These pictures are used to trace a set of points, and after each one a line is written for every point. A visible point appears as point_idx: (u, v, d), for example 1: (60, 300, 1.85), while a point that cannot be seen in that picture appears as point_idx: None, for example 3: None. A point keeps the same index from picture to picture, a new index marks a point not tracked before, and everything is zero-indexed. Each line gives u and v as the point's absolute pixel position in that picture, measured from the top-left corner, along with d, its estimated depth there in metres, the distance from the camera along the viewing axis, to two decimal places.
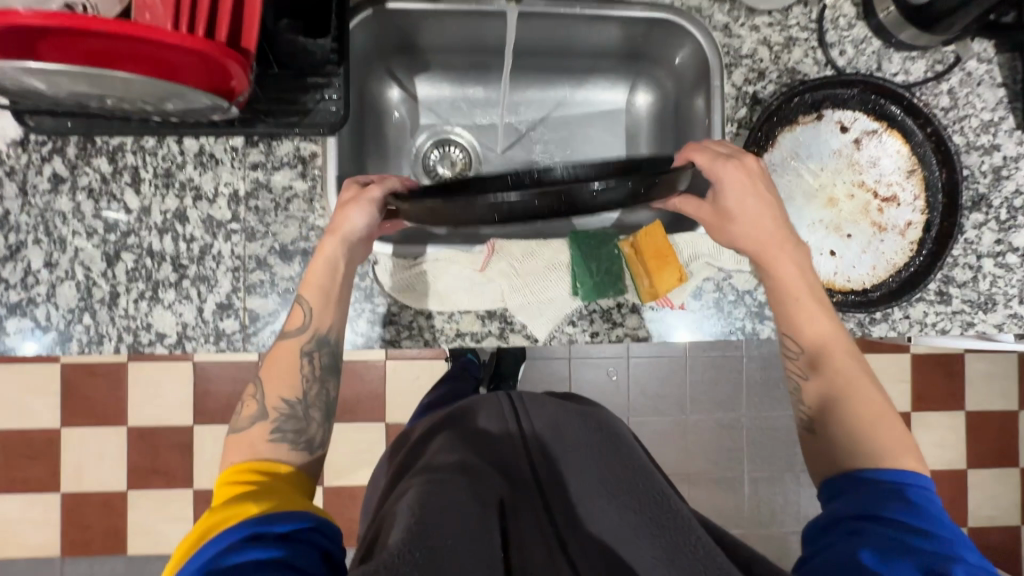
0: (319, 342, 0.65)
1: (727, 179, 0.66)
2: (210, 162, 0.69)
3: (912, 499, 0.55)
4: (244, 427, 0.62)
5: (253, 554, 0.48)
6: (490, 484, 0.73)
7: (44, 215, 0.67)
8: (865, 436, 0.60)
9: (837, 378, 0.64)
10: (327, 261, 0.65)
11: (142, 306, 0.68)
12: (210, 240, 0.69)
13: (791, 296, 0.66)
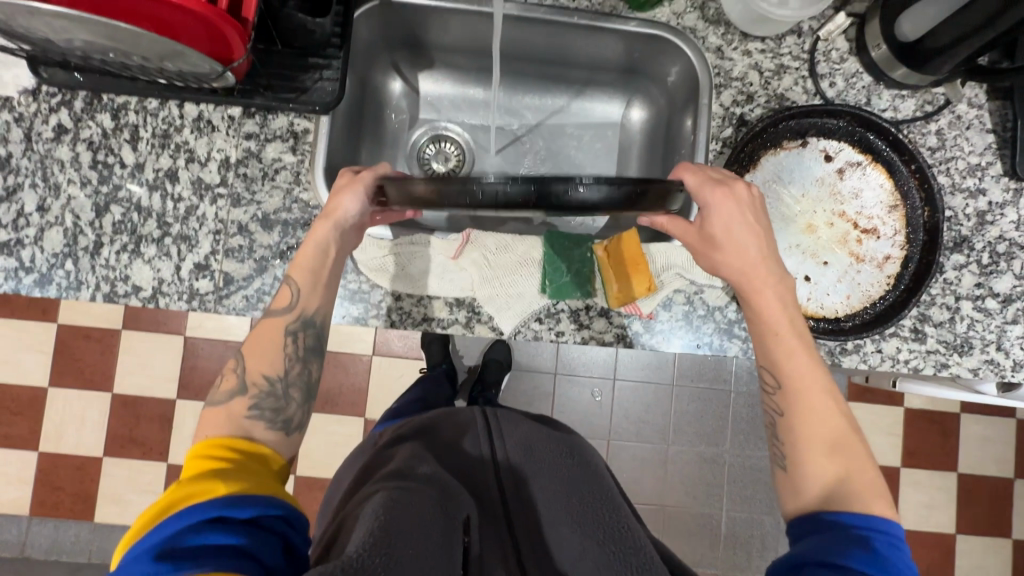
0: (305, 323, 0.67)
1: (714, 204, 0.63)
2: (207, 128, 0.72)
3: (884, 551, 0.52)
4: (222, 400, 0.62)
5: (218, 539, 0.49)
6: (462, 494, 0.69)
7: (43, 161, 0.70)
8: (840, 480, 0.58)
9: (813, 414, 0.61)
10: (319, 241, 0.66)
11: (123, 258, 0.70)
12: (197, 202, 0.71)
13: (772, 330, 0.63)
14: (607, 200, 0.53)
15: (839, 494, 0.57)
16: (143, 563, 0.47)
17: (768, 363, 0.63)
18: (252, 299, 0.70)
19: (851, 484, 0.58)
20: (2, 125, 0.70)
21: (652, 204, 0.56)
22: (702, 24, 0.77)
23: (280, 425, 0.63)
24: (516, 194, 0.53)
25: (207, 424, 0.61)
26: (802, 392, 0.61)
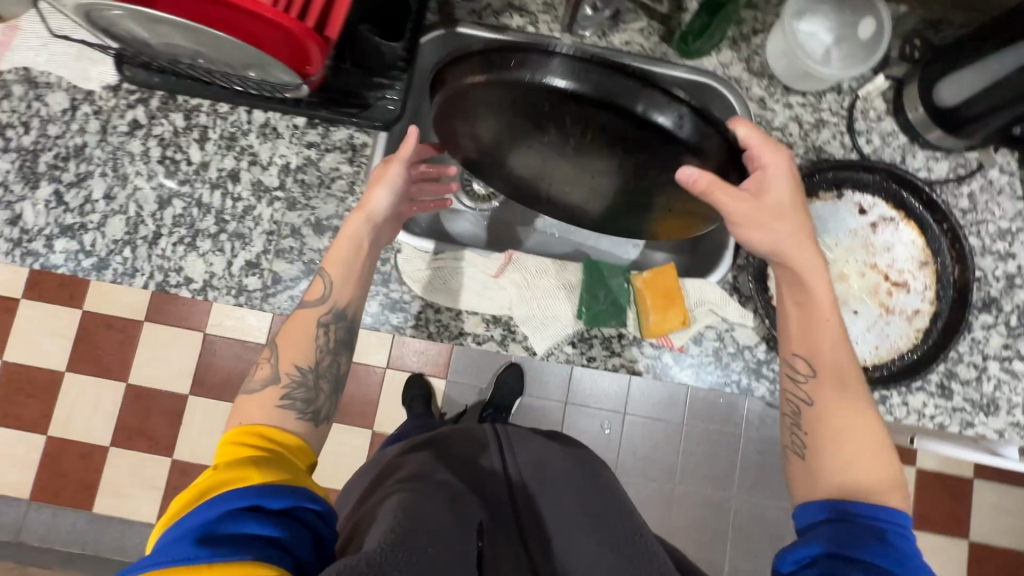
0: (337, 315, 0.68)
1: (773, 168, 0.60)
2: (272, 134, 0.75)
3: (898, 545, 0.52)
4: (256, 389, 0.63)
5: (253, 528, 0.50)
6: (469, 502, 0.69)
7: (115, 153, 0.74)
8: (859, 471, 0.57)
9: (841, 405, 0.60)
10: (356, 231, 0.68)
11: (179, 250, 0.73)
12: (254, 202, 0.74)
13: (818, 319, 0.63)
14: (670, 125, 0.49)
15: (856, 485, 0.56)
16: (180, 547, 0.47)
17: (803, 350, 0.63)
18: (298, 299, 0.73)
19: (869, 478, 0.57)
20: (81, 116, 0.74)
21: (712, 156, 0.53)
22: (747, 76, 0.81)
23: (316, 424, 0.64)
24: (591, 86, 0.48)
25: (246, 411, 0.61)
26: (833, 382, 0.61)
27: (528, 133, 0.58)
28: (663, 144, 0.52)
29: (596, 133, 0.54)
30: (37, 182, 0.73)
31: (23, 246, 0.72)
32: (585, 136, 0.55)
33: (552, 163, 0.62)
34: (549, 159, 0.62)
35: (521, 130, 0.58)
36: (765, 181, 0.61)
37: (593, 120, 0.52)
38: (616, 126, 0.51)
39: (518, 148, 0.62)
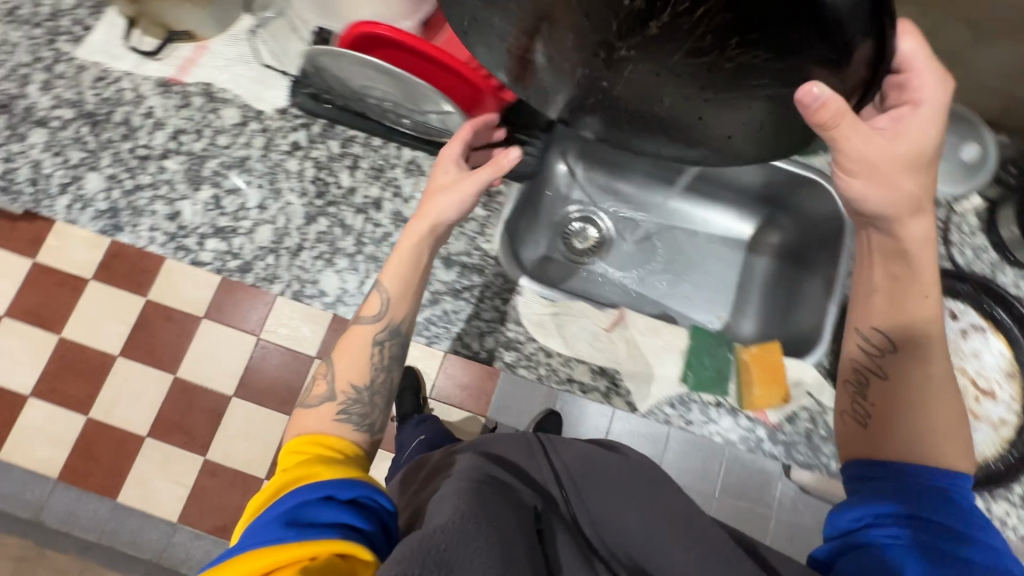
0: (392, 333, 0.65)
1: (924, 106, 0.52)
2: (417, 171, 0.82)
3: (958, 500, 0.47)
4: (314, 404, 0.61)
5: (327, 513, 0.47)
6: (520, 485, 0.58)
7: (273, 169, 0.81)
8: (932, 441, 0.50)
9: (922, 380, 0.52)
10: (414, 247, 0.66)
11: (318, 264, 0.78)
12: (393, 230, 0.80)
13: (915, 296, 0.54)
14: (839, 5, 0.36)
15: (914, 450, 0.50)
16: (267, 529, 0.46)
17: (884, 323, 0.55)
18: (420, 326, 0.77)
19: (946, 449, 0.50)
20: (250, 132, 0.82)
21: (856, 71, 0.41)
22: None
23: (375, 433, 0.61)
24: None
25: (306, 420, 0.61)
26: (917, 356, 0.53)
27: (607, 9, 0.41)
28: (801, 40, 0.39)
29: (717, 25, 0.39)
30: (200, 184, 0.79)
31: (178, 240, 0.78)
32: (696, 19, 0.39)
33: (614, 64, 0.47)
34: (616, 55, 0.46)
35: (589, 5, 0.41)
36: (902, 117, 0.53)
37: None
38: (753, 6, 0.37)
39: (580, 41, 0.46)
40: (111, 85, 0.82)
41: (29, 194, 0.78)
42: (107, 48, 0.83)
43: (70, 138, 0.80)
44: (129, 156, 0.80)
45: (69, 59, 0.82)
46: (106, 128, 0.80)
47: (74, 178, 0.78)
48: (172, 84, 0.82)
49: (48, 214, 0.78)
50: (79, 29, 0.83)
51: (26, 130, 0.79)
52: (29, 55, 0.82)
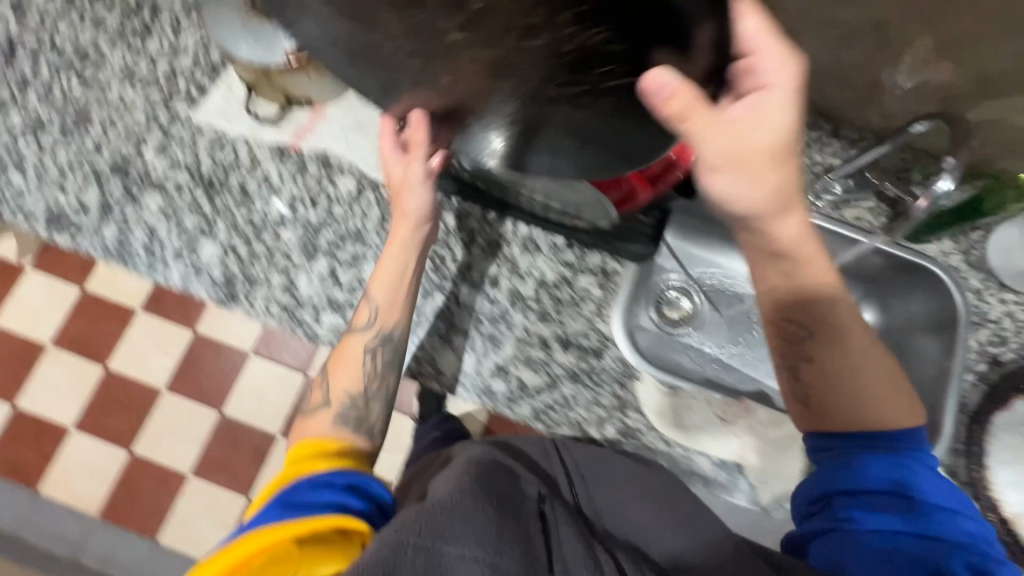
0: (383, 339, 0.71)
1: (769, 93, 0.49)
2: (533, 248, 0.80)
3: (897, 466, 0.59)
4: (312, 412, 0.70)
5: (326, 493, 0.58)
6: (526, 477, 0.66)
7: (389, 241, 0.79)
8: (869, 410, 0.61)
9: (839, 364, 0.62)
10: (396, 257, 0.70)
11: (435, 343, 0.76)
12: (510, 308, 0.78)
13: (806, 277, 0.61)
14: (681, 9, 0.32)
15: (851, 419, 0.62)
16: (273, 507, 0.57)
17: (792, 311, 0.63)
18: (539, 411, 0.76)
19: (883, 416, 0.61)
20: (364, 202, 0.80)
21: (704, 58, 0.35)
22: (965, 267, 0.86)
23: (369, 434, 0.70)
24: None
25: (308, 430, 0.69)
26: (833, 341, 0.62)
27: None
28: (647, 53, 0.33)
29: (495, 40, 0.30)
30: (315, 254, 0.78)
31: (294, 313, 0.76)
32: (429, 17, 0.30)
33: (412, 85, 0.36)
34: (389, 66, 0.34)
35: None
36: (762, 101, 0.49)
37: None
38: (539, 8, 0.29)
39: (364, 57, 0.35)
40: (227, 149, 0.81)
41: (144, 260, 0.76)
42: (223, 111, 0.82)
43: (185, 203, 0.78)
44: (244, 223, 0.79)
45: (185, 121, 0.81)
46: (222, 193, 0.79)
47: (189, 244, 0.77)
48: (289, 150, 0.81)
49: (163, 281, 0.76)
50: (195, 91, 0.83)
51: (141, 193, 0.78)
52: (145, 116, 0.81)
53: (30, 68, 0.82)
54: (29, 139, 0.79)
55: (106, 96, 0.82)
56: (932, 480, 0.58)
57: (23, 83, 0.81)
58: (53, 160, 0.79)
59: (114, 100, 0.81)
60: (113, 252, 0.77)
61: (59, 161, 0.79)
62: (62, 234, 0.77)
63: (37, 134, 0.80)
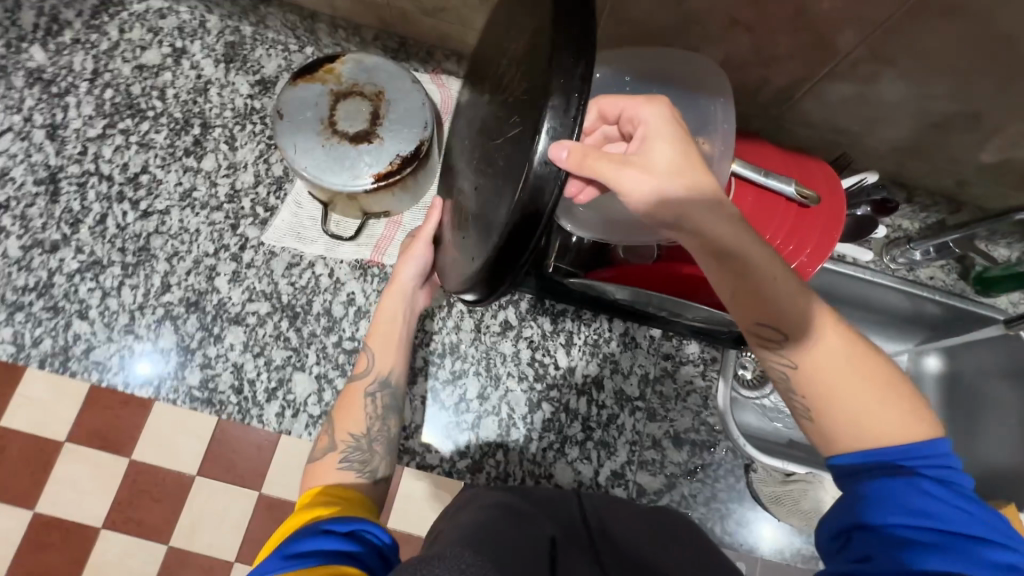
0: (383, 384, 0.63)
1: (652, 124, 0.51)
2: (631, 343, 0.80)
3: (925, 490, 0.43)
4: (320, 456, 0.57)
5: (323, 540, 0.44)
6: (539, 517, 0.58)
7: (488, 353, 0.77)
8: (870, 418, 0.45)
9: (844, 388, 0.46)
10: (392, 312, 0.67)
11: (549, 455, 0.75)
12: (617, 410, 0.77)
13: (765, 278, 0.48)
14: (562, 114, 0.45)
15: (863, 431, 0.45)
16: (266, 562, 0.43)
17: (768, 316, 0.48)
18: None
19: (881, 428, 0.45)
20: (457, 313, 0.78)
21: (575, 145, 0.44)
22: None
23: (377, 483, 0.57)
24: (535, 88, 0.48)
25: (316, 480, 0.55)
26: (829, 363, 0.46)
27: (505, 53, 0.58)
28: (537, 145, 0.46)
29: (518, 88, 0.52)
30: (415, 377, 0.76)
31: (402, 442, 0.74)
32: (512, 75, 0.55)
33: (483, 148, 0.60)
34: (489, 108, 0.59)
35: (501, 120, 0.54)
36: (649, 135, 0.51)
37: (541, 29, 0.50)
38: (537, 58, 0.49)
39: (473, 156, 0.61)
40: (306, 272, 0.77)
41: (234, 404, 0.72)
42: (296, 231, 0.77)
43: (270, 336, 0.74)
44: (335, 349, 0.75)
45: (256, 245, 0.77)
46: (308, 320, 0.75)
47: (281, 380, 0.73)
48: (369, 265, 0.78)
49: (258, 424, 0.72)
50: (262, 211, 0.78)
51: (221, 329, 0.73)
52: (212, 243, 0.76)
53: (79, 202, 0.76)
54: (88, 282, 0.73)
55: (166, 224, 0.76)
56: (951, 507, 0.43)
57: (73, 219, 0.75)
58: (120, 303, 0.73)
59: (175, 229, 0.76)
60: (200, 398, 0.72)
61: (126, 304, 0.73)
62: (143, 386, 0.71)
63: (98, 276, 0.73)
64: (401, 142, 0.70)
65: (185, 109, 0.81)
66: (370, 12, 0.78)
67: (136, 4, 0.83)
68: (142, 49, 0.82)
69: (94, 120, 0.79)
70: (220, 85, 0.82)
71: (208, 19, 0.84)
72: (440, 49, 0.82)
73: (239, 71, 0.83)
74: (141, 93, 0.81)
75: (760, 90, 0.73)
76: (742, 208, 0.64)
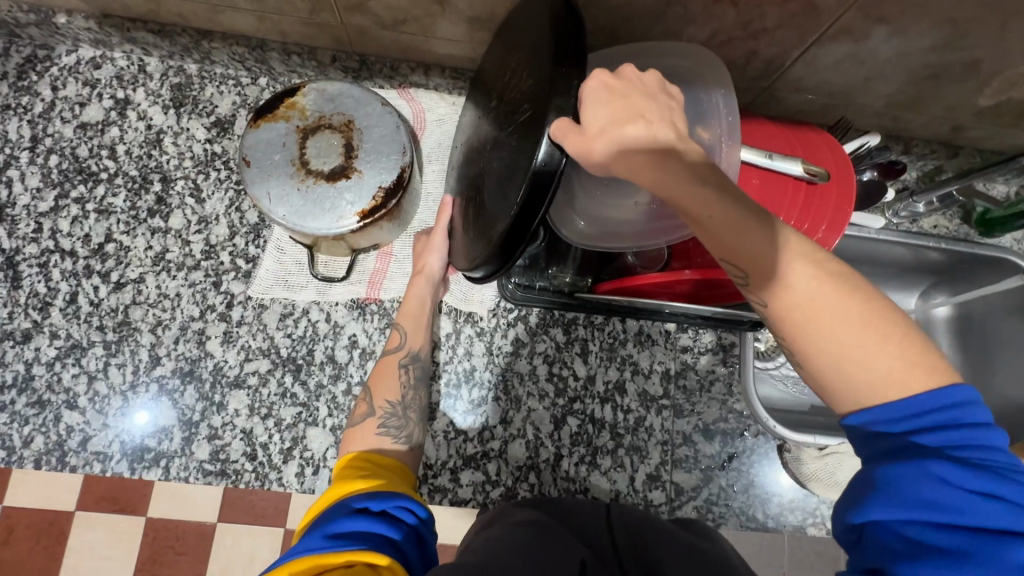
0: (416, 357, 0.64)
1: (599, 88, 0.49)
2: (648, 341, 0.78)
3: (940, 474, 0.37)
4: (357, 422, 0.57)
5: (358, 522, 0.43)
6: (566, 537, 0.53)
7: (504, 375, 0.75)
8: (857, 362, 0.40)
9: (814, 328, 0.41)
10: (420, 298, 0.68)
11: (581, 470, 0.73)
12: (644, 412, 0.75)
13: (717, 219, 0.44)
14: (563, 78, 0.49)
15: (852, 378, 0.40)
16: (310, 537, 0.42)
17: (728, 257, 0.45)
18: (704, 509, 0.73)
19: (867, 374, 0.40)
20: (466, 338, 0.76)
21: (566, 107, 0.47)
22: None
23: (412, 450, 0.57)
24: (536, 70, 0.53)
25: (351, 444, 0.55)
26: (791, 298, 0.42)
27: (505, 64, 0.62)
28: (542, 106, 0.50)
29: (523, 84, 0.55)
30: (434, 412, 0.73)
31: (430, 482, 0.71)
32: (515, 77, 0.58)
33: (484, 145, 0.63)
34: (495, 118, 0.61)
35: (503, 114, 0.58)
36: (612, 102, 0.48)
37: (538, 33, 0.55)
38: (541, 57, 0.53)
39: (477, 153, 0.64)
40: (301, 321, 0.73)
41: (251, 471, 0.68)
42: (283, 278, 0.73)
43: (276, 394, 0.70)
44: (346, 397, 0.71)
45: (244, 301, 0.72)
46: (312, 371, 0.71)
47: (296, 439, 0.69)
48: (366, 303, 0.74)
49: (279, 488, 0.68)
50: (243, 263, 0.73)
51: (223, 396, 0.69)
52: (196, 306, 0.72)
53: (45, 284, 0.70)
54: (71, 368, 0.68)
55: (143, 294, 0.71)
56: (974, 497, 0.36)
57: (42, 304, 0.69)
58: (109, 386, 0.68)
59: (154, 296, 0.71)
60: (213, 472, 0.67)
61: (115, 385, 0.68)
62: (149, 469, 0.67)
63: (80, 360, 0.69)
64: (381, 172, 0.66)
65: (140, 166, 0.75)
66: (324, 34, 0.72)
67: (65, 56, 0.76)
68: (81, 106, 0.76)
69: (43, 192, 0.73)
70: (173, 134, 0.76)
71: (148, 61, 0.78)
72: (403, 62, 0.77)
73: (192, 115, 0.77)
74: (89, 155, 0.74)
75: (748, 63, 0.70)
76: (750, 193, 0.61)
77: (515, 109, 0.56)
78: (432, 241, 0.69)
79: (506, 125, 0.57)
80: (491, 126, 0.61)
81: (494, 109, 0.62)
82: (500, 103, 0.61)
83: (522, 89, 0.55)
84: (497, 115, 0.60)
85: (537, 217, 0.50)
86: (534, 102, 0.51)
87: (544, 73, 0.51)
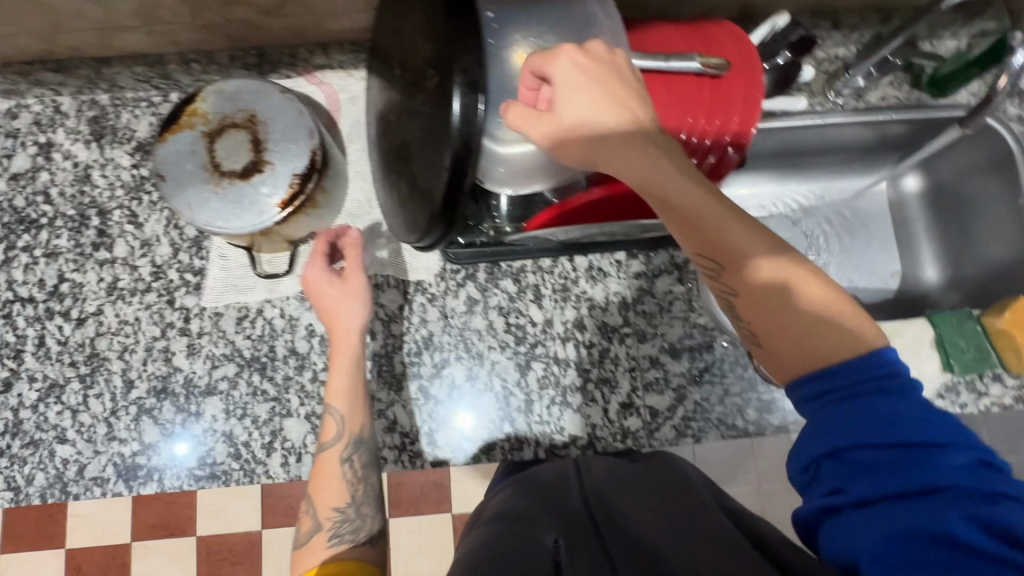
0: (358, 445, 0.62)
1: (568, 67, 0.48)
2: (600, 275, 0.77)
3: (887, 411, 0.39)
4: (305, 543, 0.57)
5: None
6: (541, 516, 0.54)
7: (463, 334, 0.76)
8: (813, 336, 0.42)
9: (774, 302, 0.43)
10: (348, 363, 0.63)
11: (554, 410, 0.74)
12: (607, 344, 0.76)
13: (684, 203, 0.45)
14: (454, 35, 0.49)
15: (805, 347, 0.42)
16: None
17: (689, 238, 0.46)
18: (682, 427, 0.74)
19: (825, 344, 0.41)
20: (418, 307, 0.77)
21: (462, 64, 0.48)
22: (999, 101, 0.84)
23: (374, 542, 0.58)
24: (431, 27, 0.54)
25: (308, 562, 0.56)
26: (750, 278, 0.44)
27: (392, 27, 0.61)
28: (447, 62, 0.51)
29: (425, 49, 0.55)
30: (399, 382, 0.74)
31: (409, 448, 0.73)
32: (415, 43, 0.57)
33: (393, 113, 0.63)
34: (397, 85, 0.61)
35: (406, 79, 0.59)
36: (576, 82, 0.47)
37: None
38: (438, 21, 0.53)
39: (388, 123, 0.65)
40: (258, 320, 0.75)
41: (239, 469, 0.71)
42: (232, 283, 0.75)
43: (247, 394, 0.73)
44: (314, 385, 0.74)
45: (200, 312, 0.75)
46: (278, 366, 0.74)
47: (274, 432, 0.72)
48: None
49: (268, 480, 0.71)
50: (191, 276, 0.75)
51: (199, 405, 0.72)
52: (156, 326, 0.74)
53: (13, 333, 0.73)
54: (55, 407, 0.72)
55: (105, 324, 0.74)
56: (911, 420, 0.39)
57: (14, 352, 0.73)
58: (93, 416, 0.72)
59: (116, 324, 0.74)
60: (204, 476, 0.71)
61: (98, 414, 0.72)
62: (145, 484, 0.71)
63: (61, 397, 0.72)
64: (292, 161, 0.66)
65: (76, 204, 0.77)
66: (216, 35, 0.72)
67: None
68: (8, 158, 0.78)
69: None
70: (100, 166, 0.78)
71: (61, 101, 0.79)
72: (301, 46, 0.76)
73: (114, 144, 0.78)
74: (26, 204, 0.77)
75: None
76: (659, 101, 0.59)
77: (417, 72, 0.56)
78: (352, 291, 0.65)
79: (412, 90, 0.57)
80: (395, 94, 0.62)
81: (396, 74, 0.61)
82: (399, 68, 0.61)
83: (422, 52, 0.55)
84: (400, 80, 0.61)
85: (466, 182, 0.51)
86: (438, 62, 0.52)
87: (441, 32, 0.52)
